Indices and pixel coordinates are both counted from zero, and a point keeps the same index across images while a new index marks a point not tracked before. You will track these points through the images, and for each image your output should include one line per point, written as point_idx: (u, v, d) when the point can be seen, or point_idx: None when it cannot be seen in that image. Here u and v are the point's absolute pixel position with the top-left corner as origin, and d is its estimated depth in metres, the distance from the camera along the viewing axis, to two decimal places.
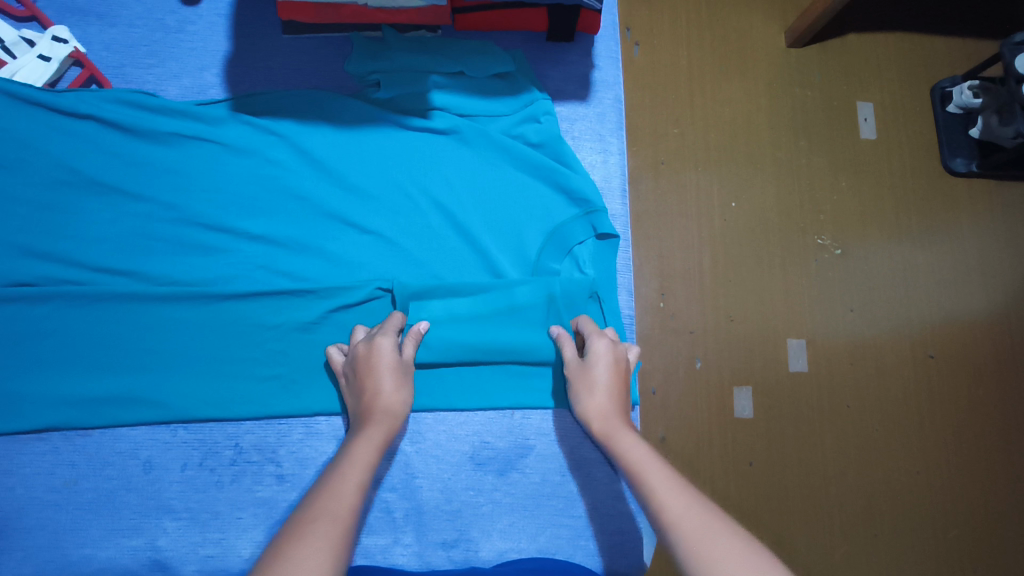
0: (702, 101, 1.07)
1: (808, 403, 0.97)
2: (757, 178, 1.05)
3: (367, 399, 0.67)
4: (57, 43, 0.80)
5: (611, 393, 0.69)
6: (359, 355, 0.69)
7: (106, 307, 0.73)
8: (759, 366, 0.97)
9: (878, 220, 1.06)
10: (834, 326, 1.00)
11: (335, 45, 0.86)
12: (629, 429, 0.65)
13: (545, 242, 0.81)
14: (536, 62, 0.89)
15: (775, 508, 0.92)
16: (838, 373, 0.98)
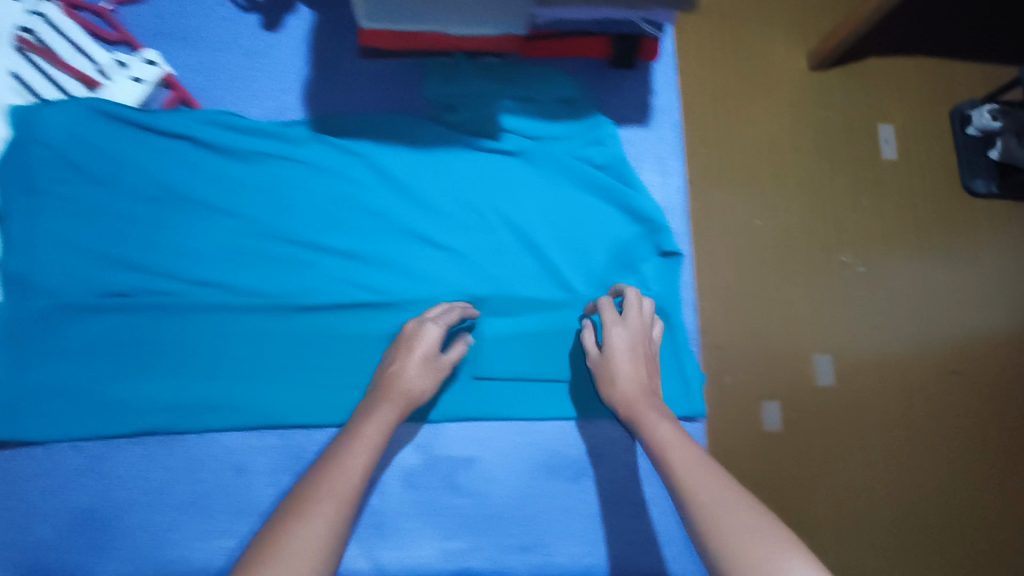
0: (734, 121, 1.11)
1: (834, 417, 1.00)
2: (782, 199, 1.08)
3: (392, 373, 0.71)
4: (148, 66, 0.83)
5: (639, 376, 0.73)
6: (411, 330, 0.74)
7: (198, 316, 0.78)
8: (785, 381, 1.00)
9: (901, 239, 1.09)
10: (859, 341, 1.04)
11: (409, 68, 0.88)
12: (653, 411, 0.69)
13: (610, 259, 0.86)
14: (597, 86, 0.92)
15: (805, 521, 0.96)
16: (863, 387, 1.02)
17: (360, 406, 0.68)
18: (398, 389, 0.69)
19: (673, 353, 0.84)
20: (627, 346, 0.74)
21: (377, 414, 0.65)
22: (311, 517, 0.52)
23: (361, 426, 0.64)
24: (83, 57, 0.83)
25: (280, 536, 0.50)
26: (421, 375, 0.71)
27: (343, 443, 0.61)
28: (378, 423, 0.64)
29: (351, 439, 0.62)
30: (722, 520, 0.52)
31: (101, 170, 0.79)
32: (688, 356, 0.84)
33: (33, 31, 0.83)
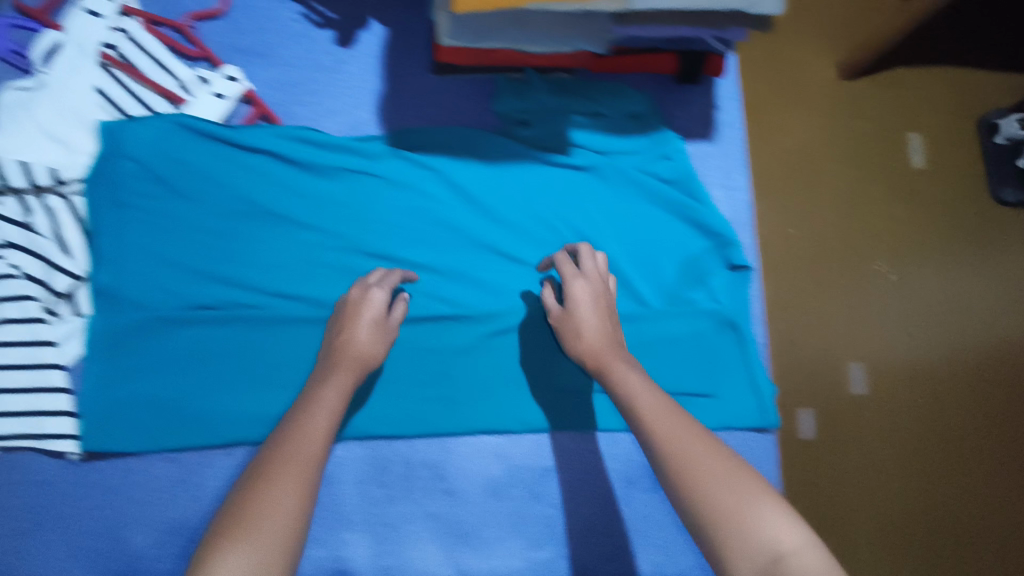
0: (770, 129, 1.09)
1: (866, 424, 1.00)
2: (815, 208, 1.07)
3: (342, 338, 0.72)
4: (230, 82, 0.85)
5: (601, 324, 0.72)
6: (358, 292, 0.75)
7: (283, 329, 0.79)
8: (821, 390, 0.99)
9: (931, 246, 1.09)
10: (891, 348, 1.04)
11: (482, 84, 0.90)
12: (618, 358, 0.68)
13: (681, 273, 0.87)
14: (664, 102, 0.93)
15: (842, 528, 0.95)
16: (896, 394, 1.02)
17: (314, 373, 0.70)
18: (353, 355, 0.70)
19: (745, 365, 0.85)
20: (587, 297, 0.74)
21: (329, 382, 0.67)
22: (277, 489, 0.54)
23: (317, 395, 0.65)
24: (164, 72, 0.84)
25: (248, 510, 0.52)
26: (376, 338, 0.72)
27: (297, 413, 0.63)
28: (332, 391, 0.66)
29: (307, 408, 0.64)
30: (693, 470, 0.53)
31: (187, 184, 0.81)
32: (760, 368, 0.86)
33: (116, 46, 0.84)
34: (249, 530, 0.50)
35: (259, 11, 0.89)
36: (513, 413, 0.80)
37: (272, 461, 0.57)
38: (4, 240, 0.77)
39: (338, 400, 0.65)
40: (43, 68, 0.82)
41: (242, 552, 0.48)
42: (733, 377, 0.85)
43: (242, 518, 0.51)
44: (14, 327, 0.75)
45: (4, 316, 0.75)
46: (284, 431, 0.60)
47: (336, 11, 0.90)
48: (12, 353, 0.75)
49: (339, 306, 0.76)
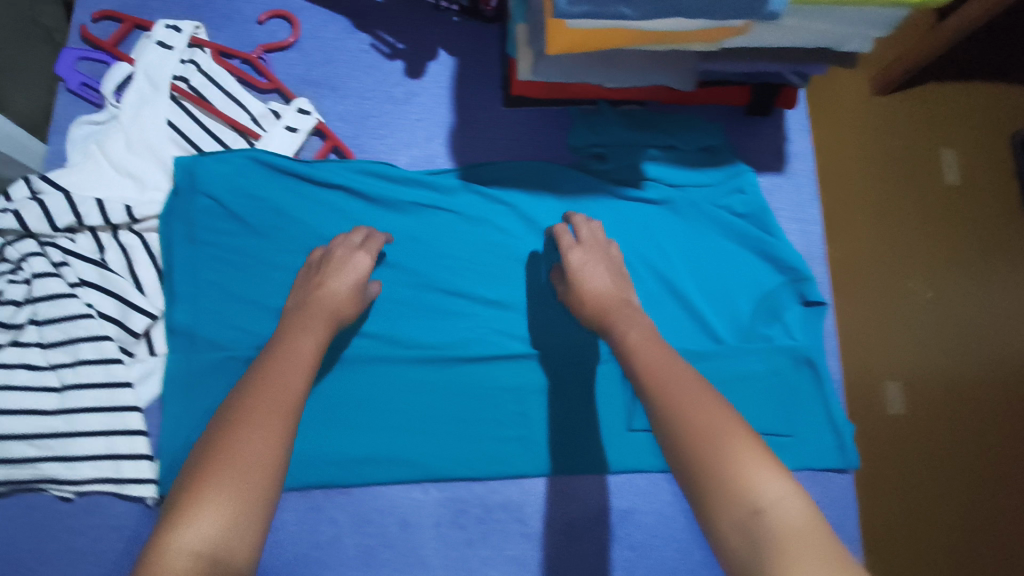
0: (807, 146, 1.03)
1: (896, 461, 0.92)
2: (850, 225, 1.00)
3: (319, 288, 0.72)
4: (302, 115, 0.84)
5: (601, 282, 0.74)
6: (340, 249, 0.76)
7: (359, 368, 0.78)
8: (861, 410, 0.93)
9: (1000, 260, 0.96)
10: (953, 372, 0.92)
11: (553, 116, 0.90)
12: (626, 314, 0.70)
13: (755, 308, 0.86)
14: (735, 134, 0.92)
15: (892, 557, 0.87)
16: (961, 423, 0.90)
17: (286, 319, 0.70)
18: (328, 304, 0.71)
19: (823, 403, 0.84)
20: (583, 261, 0.75)
21: (303, 329, 0.67)
22: (259, 439, 0.55)
23: (293, 341, 0.66)
24: (237, 106, 0.84)
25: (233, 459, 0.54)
26: (352, 296, 0.73)
27: (276, 357, 0.64)
28: (310, 340, 0.66)
29: (285, 355, 0.64)
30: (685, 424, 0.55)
31: (261, 220, 0.80)
32: (836, 406, 0.84)
33: (187, 79, 0.83)
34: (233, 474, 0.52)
35: (329, 43, 0.89)
36: (591, 454, 0.79)
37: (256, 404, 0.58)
38: (78, 278, 0.75)
39: (314, 350, 0.66)
40: (114, 101, 0.82)
41: (223, 494, 0.51)
42: (812, 417, 0.83)
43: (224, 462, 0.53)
44: (89, 369, 0.74)
45: (80, 357, 0.74)
46: (262, 374, 0.62)
47: (404, 42, 0.90)
48: (86, 395, 0.73)
49: (316, 259, 0.76)
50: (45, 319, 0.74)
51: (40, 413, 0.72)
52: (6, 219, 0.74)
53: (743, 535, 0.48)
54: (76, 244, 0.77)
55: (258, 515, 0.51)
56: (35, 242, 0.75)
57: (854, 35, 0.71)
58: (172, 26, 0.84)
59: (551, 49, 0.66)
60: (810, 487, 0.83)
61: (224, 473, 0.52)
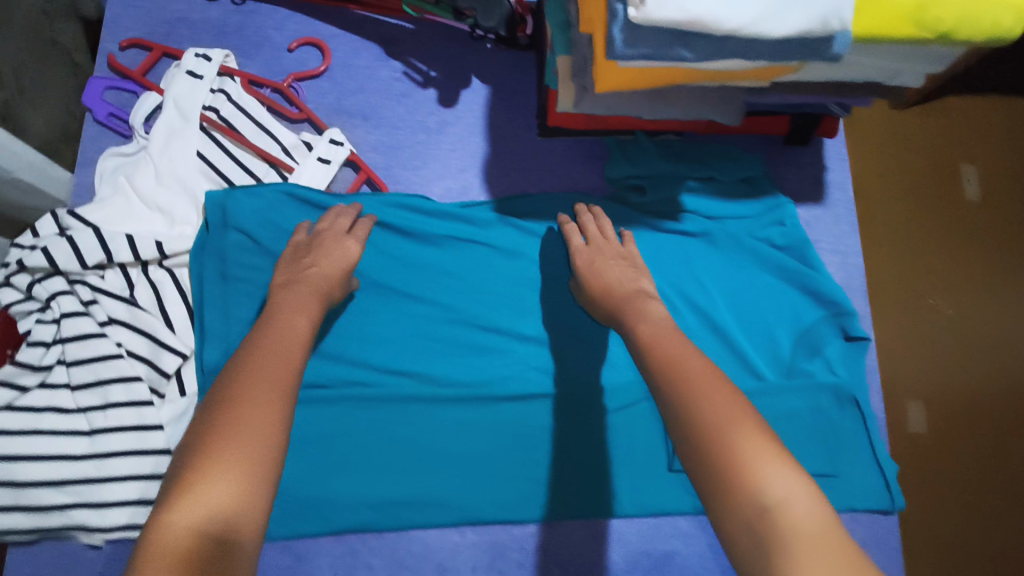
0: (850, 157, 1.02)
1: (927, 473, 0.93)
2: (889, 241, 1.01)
3: (310, 268, 0.69)
4: (334, 146, 0.82)
5: (613, 277, 0.72)
6: (331, 234, 0.73)
7: (394, 408, 0.76)
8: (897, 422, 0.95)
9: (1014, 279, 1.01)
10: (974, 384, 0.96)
11: (588, 147, 0.89)
12: (640, 304, 0.67)
13: (796, 344, 0.84)
14: (773, 163, 0.91)
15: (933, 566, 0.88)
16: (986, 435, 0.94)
17: (271, 295, 0.65)
18: (320, 284, 0.67)
19: (866, 442, 0.82)
20: (592, 258, 0.75)
21: (296, 304, 0.63)
22: (250, 401, 0.51)
23: (288, 317, 0.61)
24: (268, 135, 0.82)
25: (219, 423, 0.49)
26: (340, 280, 0.70)
27: (270, 333, 0.58)
28: (304, 316, 0.62)
29: (279, 330, 0.59)
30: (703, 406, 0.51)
31: None
32: (880, 444, 0.82)
33: (217, 109, 0.81)
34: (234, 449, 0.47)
35: (361, 72, 0.88)
36: (631, 495, 0.77)
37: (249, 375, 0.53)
38: (107, 316, 0.73)
39: (309, 328, 0.61)
40: (144, 133, 0.80)
41: (230, 472, 0.46)
42: (855, 456, 0.81)
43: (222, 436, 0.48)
44: (120, 412, 0.72)
45: (110, 400, 0.71)
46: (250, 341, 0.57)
47: (437, 70, 0.88)
48: (116, 439, 0.71)
49: (302, 237, 0.73)
50: (73, 359, 0.71)
51: (69, 459, 0.70)
52: (36, 258, 0.72)
53: (753, 534, 0.44)
54: (104, 281, 0.75)
55: (264, 486, 0.47)
56: (63, 280, 0.74)
57: (905, 72, 0.69)
58: (202, 55, 0.83)
59: (598, 89, 0.64)
60: (853, 528, 0.81)
61: (224, 448, 0.47)
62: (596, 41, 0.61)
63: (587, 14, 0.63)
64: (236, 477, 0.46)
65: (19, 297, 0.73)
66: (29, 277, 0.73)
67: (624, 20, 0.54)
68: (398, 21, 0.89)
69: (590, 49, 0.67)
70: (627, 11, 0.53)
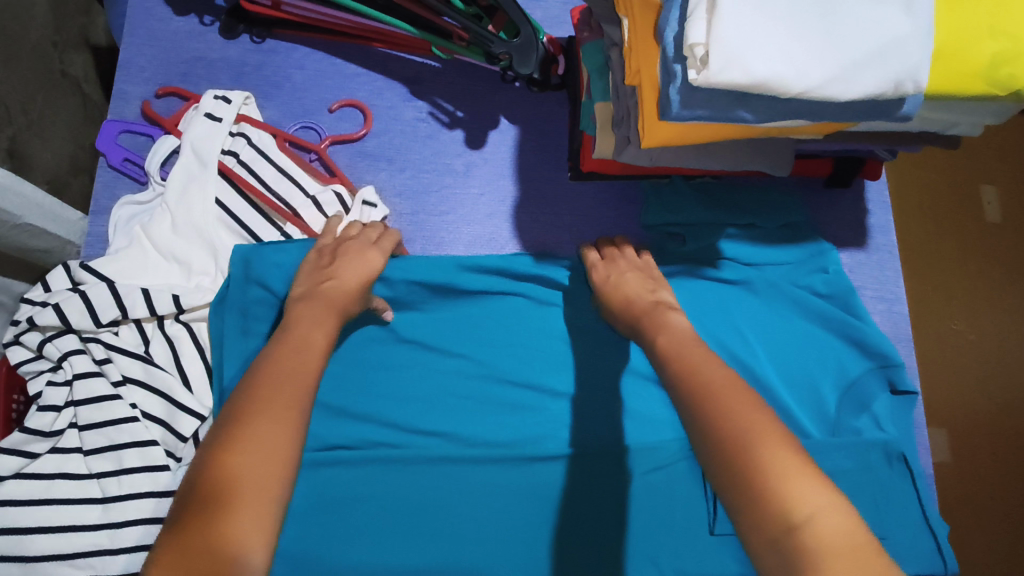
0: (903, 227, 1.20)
1: (950, 484, 1.15)
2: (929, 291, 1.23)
3: (328, 280, 0.66)
4: (368, 208, 0.78)
5: (634, 293, 0.71)
6: (351, 244, 0.71)
7: (419, 469, 0.71)
8: (949, 420, 1.18)
9: (1004, 302, 1.24)
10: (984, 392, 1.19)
11: (620, 191, 0.86)
12: (657, 318, 0.65)
13: (841, 398, 0.80)
14: (813, 206, 0.88)
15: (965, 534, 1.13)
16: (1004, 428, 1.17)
17: (288, 309, 0.63)
18: (336, 298, 0.64)
19: (917, 501, 0.78)
20: (607, 273, 0.74)
21: (310, 319, 0.61)
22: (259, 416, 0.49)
23: (301, 331, 0.59)
24: (289, 181, 0.78)
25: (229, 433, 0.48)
26: (360, 296, 0.67)
27: (282, 345, 0.57)
28: (319, 331, 0.59)
29: (291, 344, 0.57)
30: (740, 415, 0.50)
31: None
32: (928, 504, 0.78)
33: (237, 153, 0.78)
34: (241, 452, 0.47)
35: (384, 111, 0.84)
36: None
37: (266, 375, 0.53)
38: (121, 376, 0.69)
39: (328, 343, 0.59)
40: (160, 179, 0.77)
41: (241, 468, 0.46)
42: (906, 516, 0.77)
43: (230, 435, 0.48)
44: (134, 478, 0.66)
45: (124, 465, 0.66)
46: (268, 356, 0.55)
47: (464, 110, 0.85)
48: (131, 507, 0.65)
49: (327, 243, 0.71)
50: (85, 423, 0.67)
51: (81, 529, 0.64)
52: (47, 315, 0.68)
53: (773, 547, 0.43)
54: (119, 337, 0.71)
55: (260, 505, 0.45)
56: (76, 338, 0.69)
57: (962, 123, 0.65)
58: (221, 97, 0.79)
59: (645, 144, 0.61)
60: None
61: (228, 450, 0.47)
62: (645, 96, 0.59)
63: (634, 65, 0.60)
64: (240, 479, 0.45)
65: (29, 356, 0.70)
66: (40, 336, 0.70)
67: (682, 83, 0.52)
68: (423, 59, 0.86)
69: (634, 99, 0.64)
70: (688, 73, 0.50)
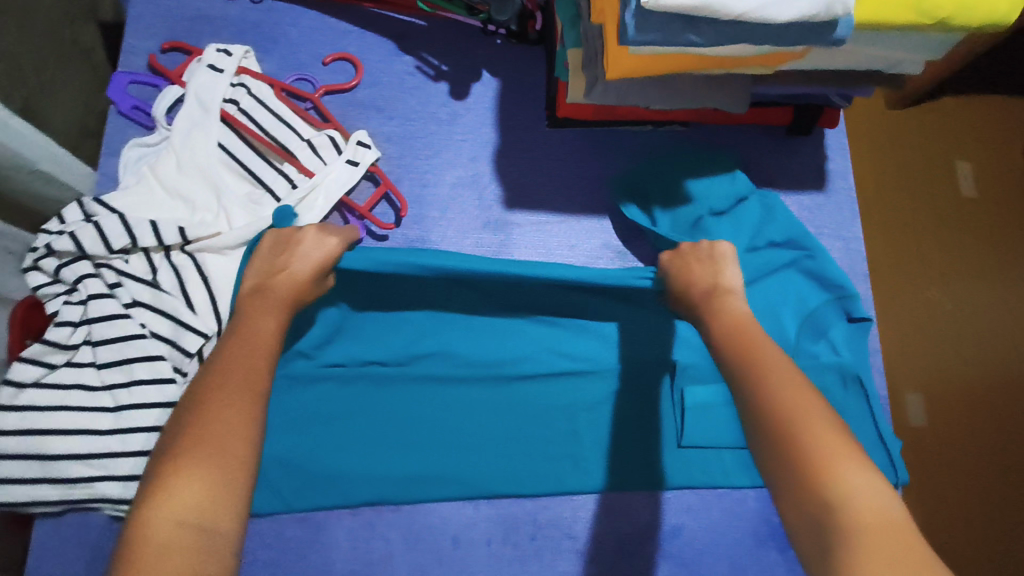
0: (881, 182, 1.30)
1: (926, 450, 1.19)
2: (902, 244, 1.27)
3: (278, 275, 0.68)
4: (362, 148, 0.84)
5: (697, 276, 0.74)
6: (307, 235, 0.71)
7: (409, 387, 0.79)
8: (927, 379, 1.22)
9: (977, 279, 1.28)
10: (950, 356, 1.24)
11: (596, 138, 0.92)
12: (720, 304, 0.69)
13: (800, 327, 0.86)
14: (775, 153, 0.94)
15: (921, 490, 1.17)
16: (958, 397, 1.22)
17: (240, 302, 0.66)
18: (285, 293, 0.67)
19: (871, 419, 0.84)
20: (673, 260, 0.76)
21: (258, 311, 0.64)
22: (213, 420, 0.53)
23: (252, 322, 0.63)
24: (287, 128, 0.84)
25: (191, 443, 0.51)
26: (309, 286, 0.69)
27: (234, 340, 0.61)
28: (271, 320, 0.64)
29: (245, 335, 0.61)
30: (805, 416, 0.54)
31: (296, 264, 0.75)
32: (884, 423, 0.84)
33: (238, 101, 0.84)
34: (195, 461, 0.50)
35: (374, 65, 0.90)
36: (644, 469, 0.79)
37: (207, 392, 0.55)
38: (131, 298, 0.75)
39: (274, 332, 0.63)
40: (166, 124, 0.83)
41: (182, 502, 0.47)
42: (861, 433, 0.83)
43: (178, 451, 0.51)
44: (144, 390, 0.72)
45: (135, 377, 0.72)
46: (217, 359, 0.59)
47: (449, 64, 0.91)
48: (141, 415, 0.72)
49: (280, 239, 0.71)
50: (98, 339, 0.73)
51: (95, 432, 0.71)
52: (63, 241, 0.74)
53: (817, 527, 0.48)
54: (129, 265, 0.77)
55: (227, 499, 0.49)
56: (89, 263, 0.76)
57: (906, 60, 0.71)
58: (223, 50, 0.86)
59: (609, 77, 0.67)
60: None
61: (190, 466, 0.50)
62: (608, 29, 0.64)
63: (598, 6, 0.66)
64: (194, 493, 0.48)
65: (46, 280, 0.76)
66: (57, 261, 0.75)
67: (636, 7, 0.58)
68: (410, 18, 0.92)
69: (600, 39, 0.71)
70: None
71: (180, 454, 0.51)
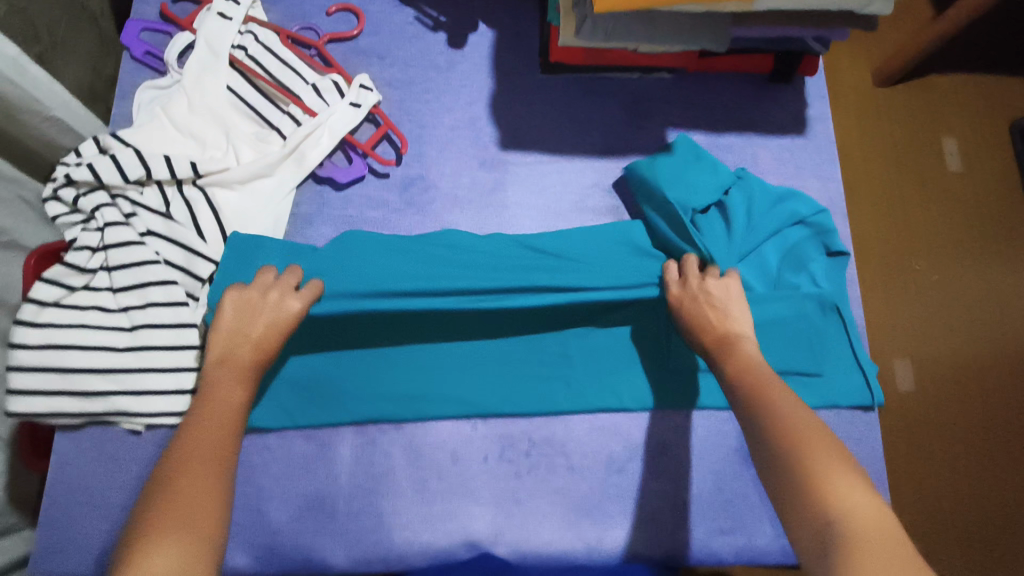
0: (868, 153, 1.35)
1: (911, 412, 1.22)
2: (890, 220, 1.31)
3: (242, 344, 0.68)
4: (364, 91, 0.89)
5: (711, 323, 0.73)
6: (270, 298, 0.71)
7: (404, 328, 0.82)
8: (911, 344, 1.25)
9: (959, 250, 1.32)
10: (937, 320, 1.27)
11: (588, 84, 0.96)
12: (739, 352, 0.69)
13: (783, 259, 0.90)
14: (759, 99, 0.98)
15: (906, 447, 1.20)
16: (947, 365, 1.24)
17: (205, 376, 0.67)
18: (247, 361, 0.67)
19: (848, 345, 0.88)
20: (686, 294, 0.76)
21: (226, 382, 0.65)
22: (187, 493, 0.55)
23: (217, 394, 0.64)
24: (293, 73, 0.88)
25: (164, 514, 0.53)
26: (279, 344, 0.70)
27: (203, 414, 0.63)
28: (238, 393, 0.65)
29: (213, 410, 0.63)
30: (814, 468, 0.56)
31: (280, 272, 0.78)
32: (859, 350, 0.89)
33: (246, 48, 0.88)
34: (168, 533, 0.51)
35: (376, 16, 0.95)
36: (633, 391, 0.82)
37: (175, 470, 0.57)
38: (146, 228, 0.79)
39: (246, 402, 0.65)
40: (178, 68, 0.87)
41: (156, 566, 0.49)
42: (837, 358, 0.88)
43: (154, 523, 0.52)
44: (159, 311, 0.76)
45: (150, 299, 0.76)
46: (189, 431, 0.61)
47: (447, 16, 0.96)
48: (155, 335, 0.76)
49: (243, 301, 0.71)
50: (114, 264, 0.77)
51: (113, 350, 0.75)
52: (82, 172, 0.79)
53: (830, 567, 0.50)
54: (143, 197, 0.81)
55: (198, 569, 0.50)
56: (106, 194, 0.80)
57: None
58: None
59: (596, 11, 0.71)
60: (839, 424, 0.87)
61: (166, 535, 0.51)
62: None
63: None
64: (168, 561, 0.49)
65: (65, 210, 0.80)
66: (75, 191, 0.80)
67: None
68: None
69: None
70: None
71: (151, 529, 0.52)
